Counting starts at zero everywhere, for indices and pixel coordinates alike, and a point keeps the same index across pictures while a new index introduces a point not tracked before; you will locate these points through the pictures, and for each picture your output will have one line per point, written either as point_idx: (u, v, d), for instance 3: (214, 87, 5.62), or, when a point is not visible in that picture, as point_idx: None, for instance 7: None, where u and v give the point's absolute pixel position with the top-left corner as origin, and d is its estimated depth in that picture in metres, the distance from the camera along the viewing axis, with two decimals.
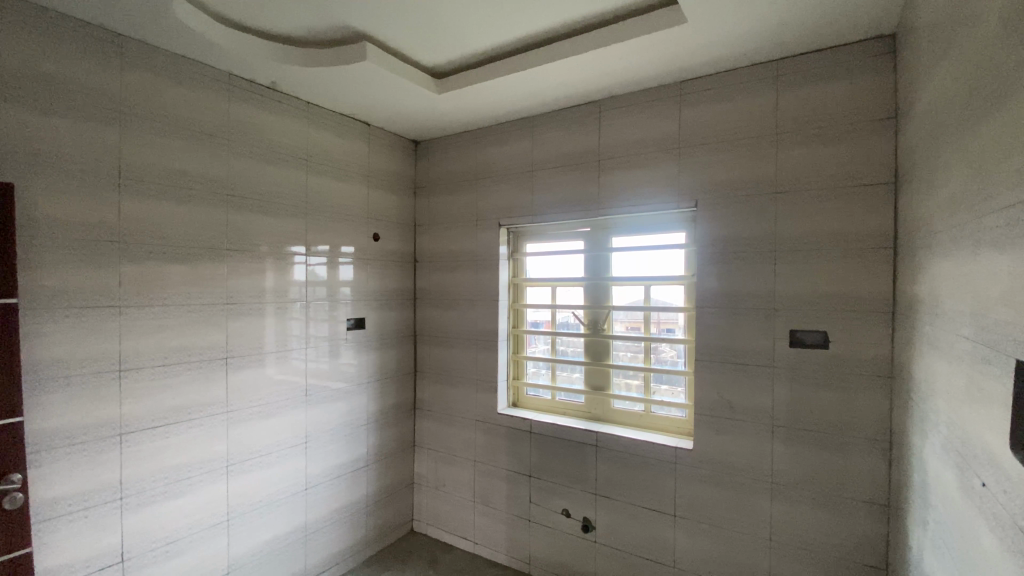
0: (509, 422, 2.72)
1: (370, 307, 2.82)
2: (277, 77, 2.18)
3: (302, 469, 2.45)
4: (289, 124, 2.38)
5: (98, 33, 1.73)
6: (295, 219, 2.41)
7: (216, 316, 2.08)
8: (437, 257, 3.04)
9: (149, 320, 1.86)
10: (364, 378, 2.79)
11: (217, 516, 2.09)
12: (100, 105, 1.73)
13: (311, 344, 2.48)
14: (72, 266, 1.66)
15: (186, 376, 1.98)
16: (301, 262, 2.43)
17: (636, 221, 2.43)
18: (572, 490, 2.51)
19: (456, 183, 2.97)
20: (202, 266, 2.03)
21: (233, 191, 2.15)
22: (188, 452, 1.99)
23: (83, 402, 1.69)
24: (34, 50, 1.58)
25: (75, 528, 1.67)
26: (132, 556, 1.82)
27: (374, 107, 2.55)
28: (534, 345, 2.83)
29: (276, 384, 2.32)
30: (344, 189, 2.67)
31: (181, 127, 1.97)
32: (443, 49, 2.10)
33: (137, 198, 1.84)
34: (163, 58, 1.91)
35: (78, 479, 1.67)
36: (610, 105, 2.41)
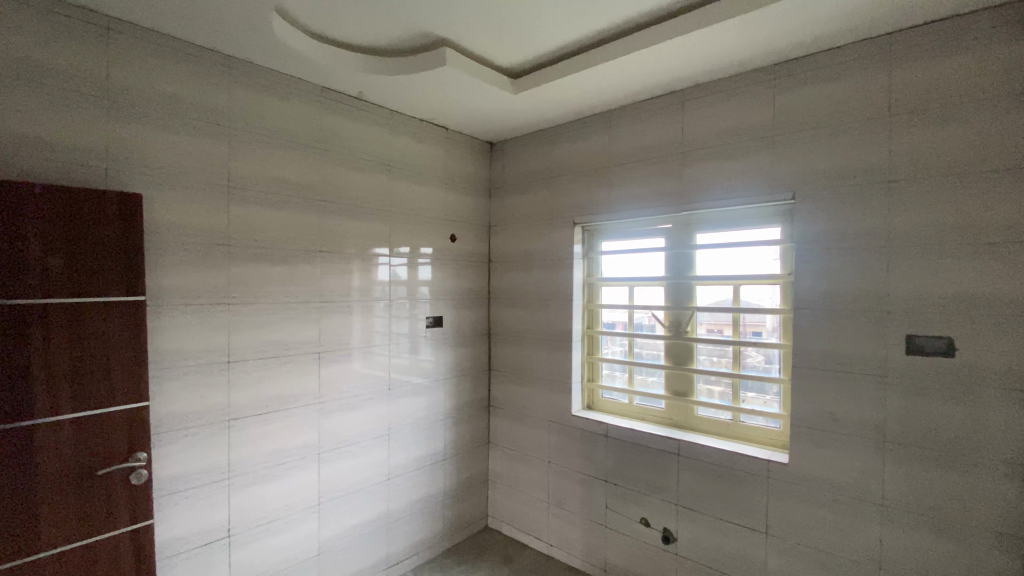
0: (584, 425, 2.66)
1: (446, 306, 2.88)
2: (362, 87, 2.29)
3: (385, 461, 2.56)
4: (373, 131, 2.50)
5: (208, 56, 1.91)
6: (378, 221, 2.52)
7: (309, 313, 2.22)
8: (512, 256, 3.04)
9: (252, 316, 2.04)
10: (442, 375, 2.86)
11: (309, 500, 2.24)
12: (211, 122, 1.92)
13: (392, 341, 2.58)
14: (188, 267, 1.86)
15: (283, 368, 2.14)
16: (384, 262, 2.54)
17: (724, 215, 2.27)
18: (651, 499, 2.40)
19: (530, 182, 2.95)
20: (297, 267, 2.19)
21: (323, 196, 2.29)
22: (285, 439, 2.15)
23: (197, 389, 1.88)
24: (157, 76, 1.78)
25: (189, 503, 1.86)
26: (237, 531, 2.00)
27: (451, 111, 2.60)
28: (610, 346, 2.74)
29: (361, 379, 2.45)
30: (423, 191, 2.75)
31: (279, 138, 2.13)
32: (518, 47, 2.08)
33: (242, 205, 2.01)
34: (263, 75, 2.08)
35: (193, 458, 1.87)
36: (694, 94, 2.27)
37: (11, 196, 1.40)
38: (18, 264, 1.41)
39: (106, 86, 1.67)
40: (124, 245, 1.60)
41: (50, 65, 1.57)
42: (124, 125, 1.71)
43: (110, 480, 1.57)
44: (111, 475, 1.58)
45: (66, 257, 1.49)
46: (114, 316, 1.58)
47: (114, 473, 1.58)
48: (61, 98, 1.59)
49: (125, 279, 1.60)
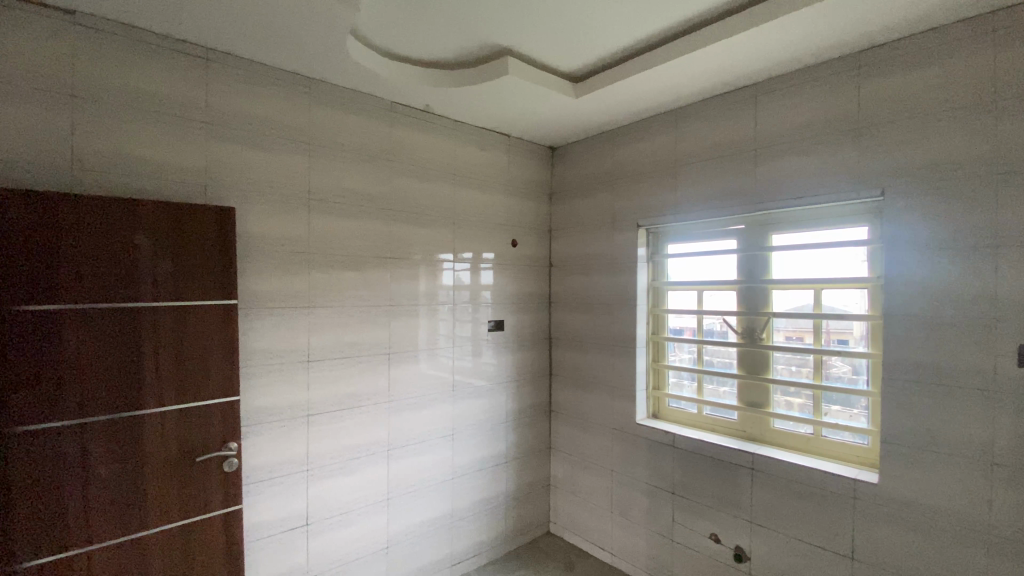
0: (649, 434, 2.58)
1: (508, 310, 2.92)
2: (429, 100, 2.39)
3: (449, 460, 2.64)
4: (438, 141, 2.59)
5: (291, 79, 2.08)
6: (443, 228, 2.61)
7: (380, 316, 2.34)
8: (574, 261, 3.03)
9: (329, 319, 2.18)
10: (504, 378, 2.90)
11: (379, 495, 2.35)
12: (293, 140, 2.08)
13: (456, 343, 2.66)
14: (273, 273, 2.02)
15: (356, 368, 2.27)
16: (449, 268, 2.62)
17: (802, 215, 2.13)
18: (721, 514, 2.29)
19: (592, 186, 2.93)
20: (369, 273, 2.31)
21: (392, 205, 2.40)
22: (357, 435, 2.27)
23: (281, 386, 2.04)
24: (247, 100, 1.97)
25: (272, 491, 2.02)
26: (314, 520, 2.14)
27: (514, 118, 2.64)
28: (677, 353, 2.64)
29: (427, 380, 2.54)
30: (485, 198, 2.81)
31: (353, 152, 2.27)
32: (580, 51, 2.08)
33: (320, 215, 2.16)
34: (339, 94, 2.22)
35: (276, 449, 2.03)
36: (767, 88, 2.15)
37: (129, 213, 1.59)
38: (133, 271, 1.59)
39: (205, 112, 1.86)
40: (220, 254, 1.78)
41: (160, 96, 1.77)
42: (219, 146, 1.90)
43: (206, 467, 1.74)
44: (208, 462, 1.75)
45: (172, 265, 1.67)
46: (210, 318, 1.75)
47: (210, 460, 1.75)
48: (169, 124, 1.79)
49: (219, 284, 1.77)
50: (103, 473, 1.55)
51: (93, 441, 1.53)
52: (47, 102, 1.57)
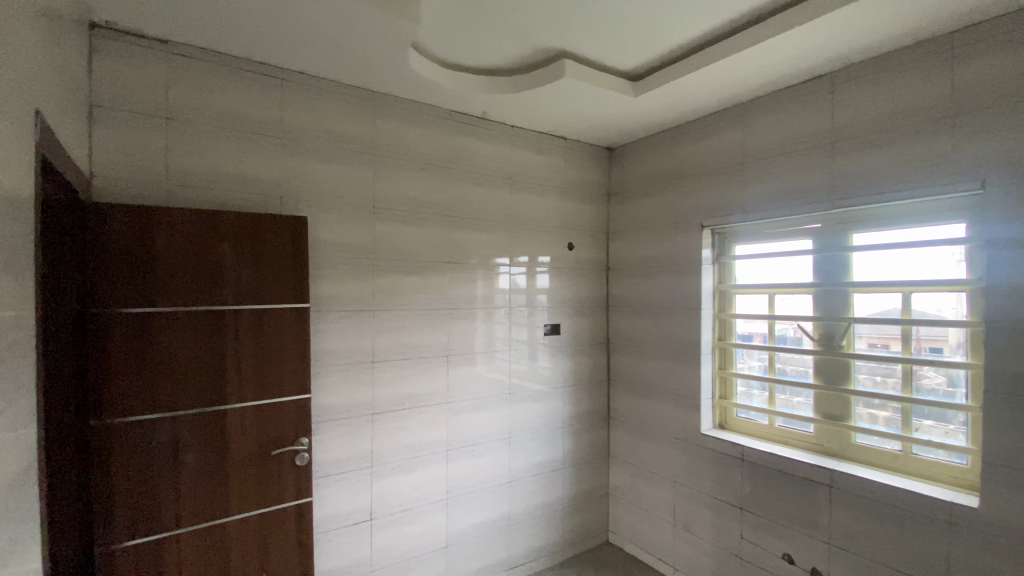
0: (715, 445, 2.46)
1: (565, 314, 2.90)
2: (486, 107, 2.43)
3: (506, 463, 2.65)
4: (495, 147, 2.63)
5: (356, 94, 2.19)
6: (501, 232, 2.63)
7: (439, 319, 2.40)
8: (633, 263, 2.96)
9: (391, 322, 2.26)
10: (561, 383, 2.88)
11: (438, 494, 2.40)
12: (358, 151, 2.19)
13: (512, 347, 2.67)
14: (341, 278, 2.13)
15: (417, 369, 2.33)
16: (505, 271, 2.64)
17: (887, 211, 1.95)
18: (796, 533, 2.14)
19: (653, 186, 2.85)
20: (430, 277, 2.38)
21: (451, 211, 2.46)
22: (418, 434, 2.34)
23: (348, 385, 2.14)
24: (317, 116, 2.09)
25: (340, 485, 2.12)
26: (377, 515, 2.22)
27: (571, 120, 2.63)
28: (746, 361, 2.50)
29: (485, 382, 2.57)
30: (542, 202, 2.81)
31: (414, 161, 2.35)
32: (638, 50, 2.03)
33: (384, 222, 2.25)
34: (402, 105, 2.31)
35: (343, 446, 2.13)
36: (844, 76, 2.00)
37: (214, 223, 1.74)
38: (218, 277, 1.74)
39: (280, 128, 2.00)
40: (293, 260, 1.89)
41: (241, 115, 1.92)
42: (293, 160, 2.03)
43: (280, 460, 1.86)
44: (282, 455, 1.86)
45: (252, 271, 1.81)
46: (284, 320, 1.87)
47: (284, 454, 1.86)
48: (249, 141, 1.94)
49: (292, 288, 1.89)
50: (192, 461, 1.69)
51: (183, 432, 1.68)
52: (147, 125, 1.75)
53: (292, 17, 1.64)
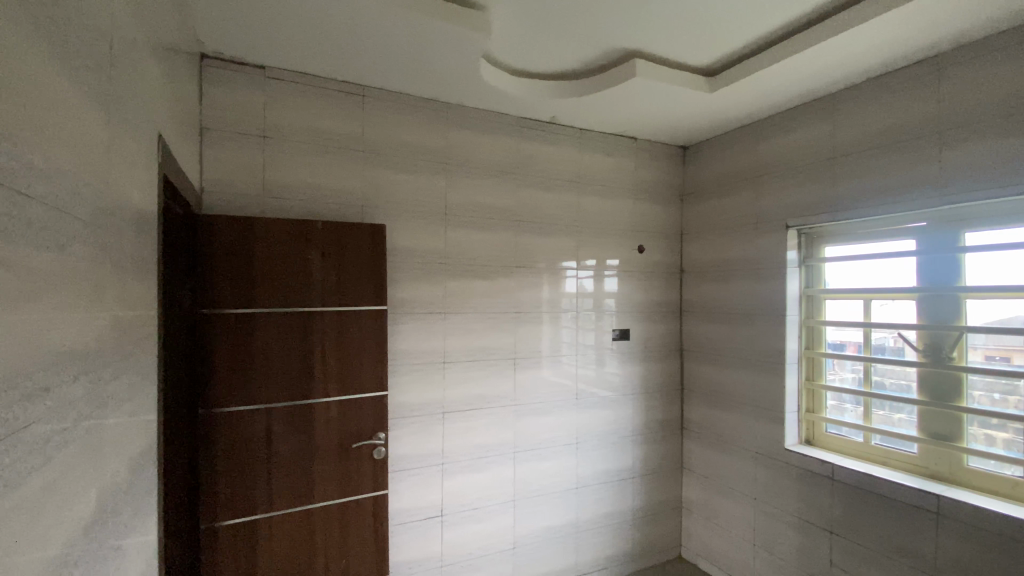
0: (801, 462, 2.29)
1: (635, 319, 2.84)
2: (555, 111, 2.44)
3: (573, 468, 2.63)
4: (564, 152, 2.63)
5: (430, 106, 2.29)
6: (568, 237, 2.63)
7: (507, 323, 2.44)
8: (709, 266, 2.83)
9: (461, 324, 2.33)
10: (630, 389, 2.82)
11: (506, 495, 2.44)
12: (431, 159, 2.28)
13: (580, 352, 2.65)
14: (415, 282, 2.23)
15: (485, 371, 2.39)
16: (572, 275, 2.63)
17: (1007, 207, 1.73)
18: (895, 564, 1.94)
19: (730, 186, 2.72)
20: (498, 281, 2.43)
21: (519, 216, 2.50)
22: (486, 435, 2.39)
23: (421, 384, 2.24)
24: (395, 129, 2.21)
25: (413, 480, 2.22)
26: (448, 512, 2.29)
27: (642, 120, 2.57)
28: (838, 372, 2.31)
29: (552, 386, 2.57)
30: (611, 205, 2.78)
31: (484, 168, 2.41)
32: (713, 45, 1.95)
33: (455, 228, 2.33)
34: (473, 114, 2.39)
35: (417, 443, 2.23)
36: (954, 57, 1.80)
37: (305, 231, 1.89)
38: (307, 281, 1.89)
39: (362, 141, 2.14)
40: (373, 265, 2.01)
41: (327, 131, 2.08)
42: (373, 171, 2.16)
43: (360, 453, 1.98)
44: (361, 449, 1.98)
45: (337, 275, 1.94)
46: (365, 321, 1.99)
47: (363, 447, 1.98)
48: (334, 155, 2.09)
49: (371, 291, 2.01)
50: (283, 450, 1.85)
51: (276, 422, 1.84)
52: (247, 144, 1.94)
53: (371, 37, 1.75)
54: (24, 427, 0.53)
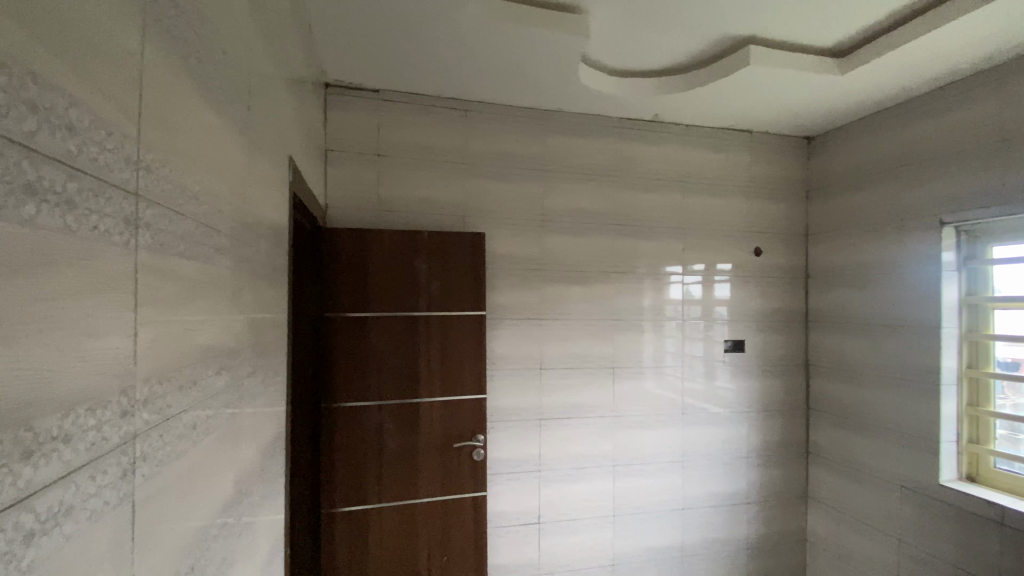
0: (961, 503, 1.92)
1: (750, 329, 2.60)
2: (658, 109, 2.33)
3: (679, 487, 2.47)
4: (668, 150, 2.50)
5: (529, 114, 2.30)
6: (673, 240, 2.49)
7: (607, 330, 2.37)
8: (839, 270, 2.50)
9: (558, 331, 2.31)
10: (745, 406, 2.58)
11: (606, 509, 2.35)
12: (529, 166, 2.30)
13: (686, 363, 2.49)
14: (513, 288, 2.25)
15: (584, 379, 2.33)
16: (678, 281, 2.48)
17: None
18: None
19: (866, 178, 2.38)
20: (597, 287, 2.37)
21: (619, 220, 2.41)
22: (585, 445, 2.33)
23: (518, 389, 2.25)
24: (494, 139, 2.26)
25: (511, 484, 2.23)
26: (545, 520, 2.27)
27: (757, 111, 2.35)
28: (1011, 398, 1.90)
29: (655, 399, 2.44)
30: (722, 204, 2.57)
31: (583, 172, 2.37)
32: (843, 21, 1.72)
33: (552, 234, 2.32)
34: (571, 118, 2.36)
35: (515, 447, 2.24)
36: None
37: (412, 239, 2.00)
38: (413, 287, 2.00)
39: (463, 152, 2.22)
40: (473, 271, 2.07)
41: (432, 145, 2.19)
42: (473, 180, 2.23)
43: (461, 453, 2.03)
44: (462, 449, 2.04)
45: (440, 281, 2.03)
46: (466, 325, 2.05)
47: (463, 448, 2.03)
48: (438, 167, 2.19)
49: (471, 296, 2.06)
50: (391, 446, 1.96)
51: (385, 419, 1.96)
52: (363, 161, 2.11)
53: (473, 52, 1.81)
54: (175, 414, 0.60)
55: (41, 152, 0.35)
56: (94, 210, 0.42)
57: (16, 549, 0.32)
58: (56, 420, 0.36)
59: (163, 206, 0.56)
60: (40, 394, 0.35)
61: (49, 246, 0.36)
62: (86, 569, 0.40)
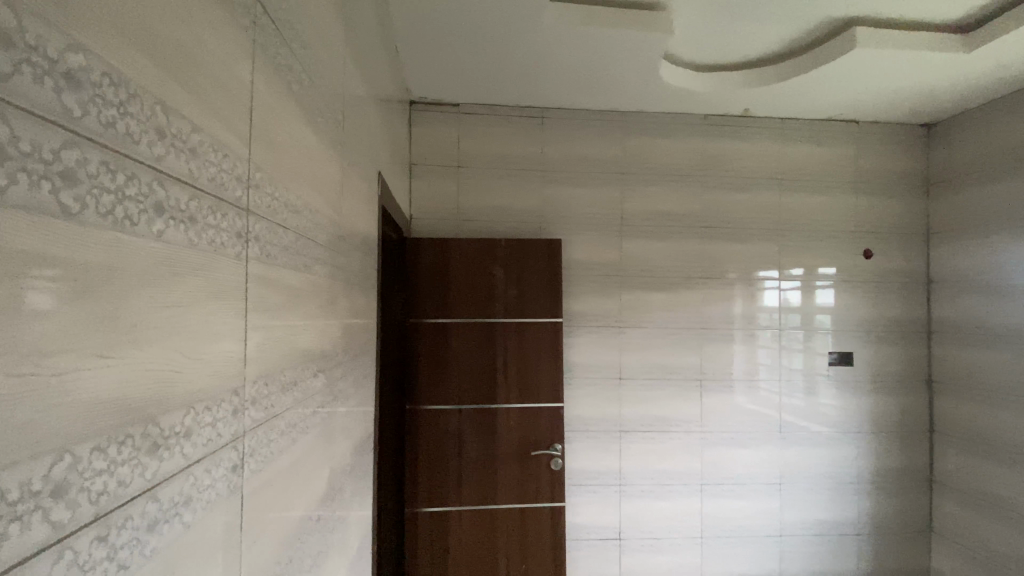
0: None
1: (860, 341, 2.33)
2: (748, 103, 2.18)
3: (776, 512, 2.26)
4: (760, 146, 2.33)
5: (607, 117, 2.26)
6: (767, 243, 2.31)
7: (692, 340, 2.25)
8: (970, 274, 2.18)
9: (639, 340, 2.22)
10: (854, 426, 2.32)
11: (693, 530, 2.22)
12: (607, 170, 2.25)
13: (783, 377, 2.29)
14: (591, 296, 2.21)
15: (667, 391, 2.23)
16: (773, 287, 2.29)
17: None
18: None
19: (1003, 168, 2.06)
20: (681, 294, 2.25)
21: (705, 223, 2.29)
22: (669, 461, 2.22)
23: (597, 399, 2.20)
24: (572, 144, 2.24)
25: (590, 496, 2.18)
26: (626, 537, 2.18)
27: (864, 98, 2.13)
28: None
29: (748, 414, 2.26)
30: (823, 203, 2.35)
31: (665, 174, 2.28)
32: None
33: (632, 239, 2.25)
34: (652, 118, 2.28)
35: (594, 459, 2.19)
36: None
37: (490, 247, 2.03)
38: (491, 294, 2.02)
39: (540, 160, 2.22)
40: (550, 277, 2.05)
41: (510, 153, 2.21)
42: (550, 187, 2.22)
43: (539, 461, 2.01)
44: (540, 458, 2.01)
45: (517, 288, 2.04)
46: (543, 332, 2.04)
47: (541, 456, 2.01)
48: (516, 176, 2.21)
49: (549, 304, 2.04)
50: (470, 450, 2.00)
51: (464, 424, 2.00)
52: (445, 173, 2.18)
53: (550, 59, 1.81)
54: (279, 413, 0.65)
55: (170, 174, 0.39)
56: (212, 226, 0.46)
57: (143, 533, 0.35)
58: (178, 416, 0.40)
59: (270, 221, 0.61)
60: (167, 392, 0.38)
61: (176, 259, 0.40)
62: (203, 554, 0.44)
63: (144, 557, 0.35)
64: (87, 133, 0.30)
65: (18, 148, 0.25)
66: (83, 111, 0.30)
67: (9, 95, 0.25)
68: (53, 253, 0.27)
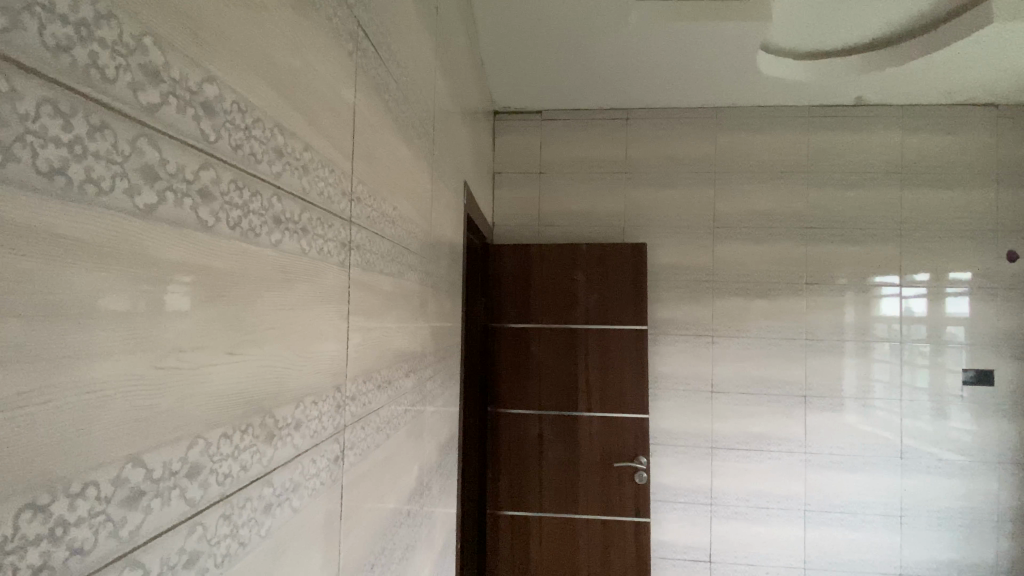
0: None
1: (1006, 357, 2.00)
2: (861, 90, 1.97)
3: (896, 549, 2.00)
4: (875, 137, 2.09)
5: (697, 115, 2.16)
6: (885, 245, 2.06)
7: (794, 351, 2.06)
8: None
9: (732, 350, 2.08)
10: (998, 457, 1.99)
11: (794, 560, 2.03)
12: (696, 170, 2.14)
13: (906, 396, 2.03)
14: (679, 302, 2.11)
15: (765, 406, 2.06)
16: (892, 294, 2.04)
17: None
18: None
19: None
20: (782, 301, 2.08)
21: (809, 224, 2.10)
22: (767, 482, 2.05)
23: (686, 412, 2.09)
24: (658, 145, 2.17)
25: (677, 513, 2.07)
26: (718, 560, 2.05)
27: (1011, 77, 1.83)
28: None
29: (862, 437, 2.03)
30: (957, 198, 2.05)
31: (763, 172, 2.12)
32: None
33: (725, 242, 2.12)
34: (747, 113, 2.14)
35: (682, 474, 2.08)
36: None
37: (572, 253, 2.02)
38: (573, 299, 2.00)
39: (625, 162, 2.17)
40: (635, 283, 1.99)
41: (593, 157, 2.19)
42: (635, 190, 2.16)
43: (622, 473, 1.95)
44: (623, 470, 1.95)
45: (600, 294, 2.00)
46: (627, 340, 1.97)
47: (625, 468, 1.95)
48: (599, 180, 2.18)
49: (633, 310, 1.97)
50: (551, 456, 1.99)
51: (545, 429, 2.00)
52: (528, 179, 2.21)
53: (636, 59, 1.77)
54: (374, 410, 0.69)
55: (286, 189, 0.43)
56: (320, 236, 0.50)
57: (259, 515, 0.39)
58: (291, 410, 0.44)
59: (369, 229, 0.65)
60: (282, 387, 0.42)
61: (291, 266, 0.44)
62: (308, 537, 0.47)
63: (260, 536, 0.39)
64: (220, 155, 0.34)
65: (165, 169, 0.29)
66: (217, 135, 0.34)
67: (158, 124, 0.29)
68: (194, 263, 0.32)
